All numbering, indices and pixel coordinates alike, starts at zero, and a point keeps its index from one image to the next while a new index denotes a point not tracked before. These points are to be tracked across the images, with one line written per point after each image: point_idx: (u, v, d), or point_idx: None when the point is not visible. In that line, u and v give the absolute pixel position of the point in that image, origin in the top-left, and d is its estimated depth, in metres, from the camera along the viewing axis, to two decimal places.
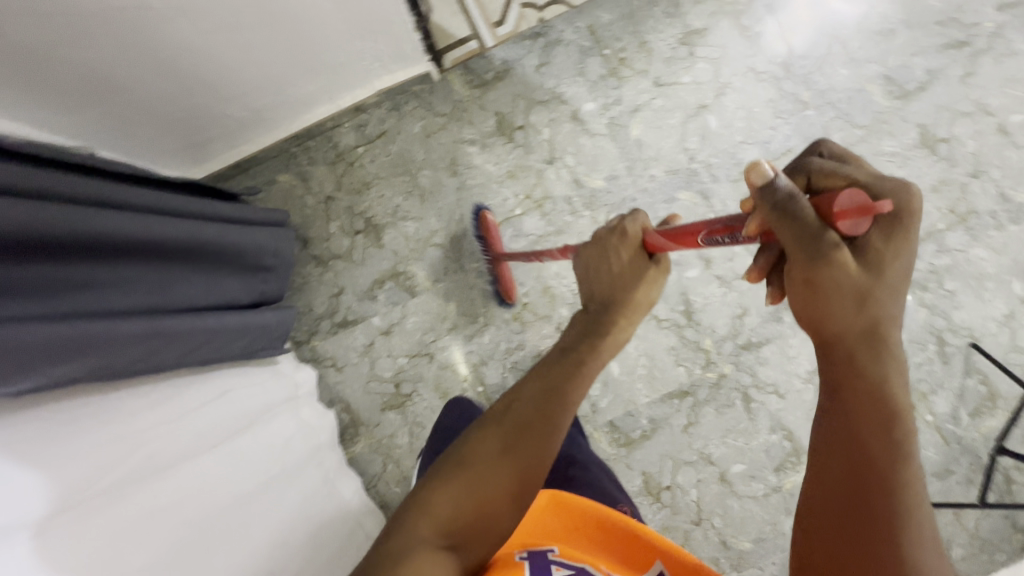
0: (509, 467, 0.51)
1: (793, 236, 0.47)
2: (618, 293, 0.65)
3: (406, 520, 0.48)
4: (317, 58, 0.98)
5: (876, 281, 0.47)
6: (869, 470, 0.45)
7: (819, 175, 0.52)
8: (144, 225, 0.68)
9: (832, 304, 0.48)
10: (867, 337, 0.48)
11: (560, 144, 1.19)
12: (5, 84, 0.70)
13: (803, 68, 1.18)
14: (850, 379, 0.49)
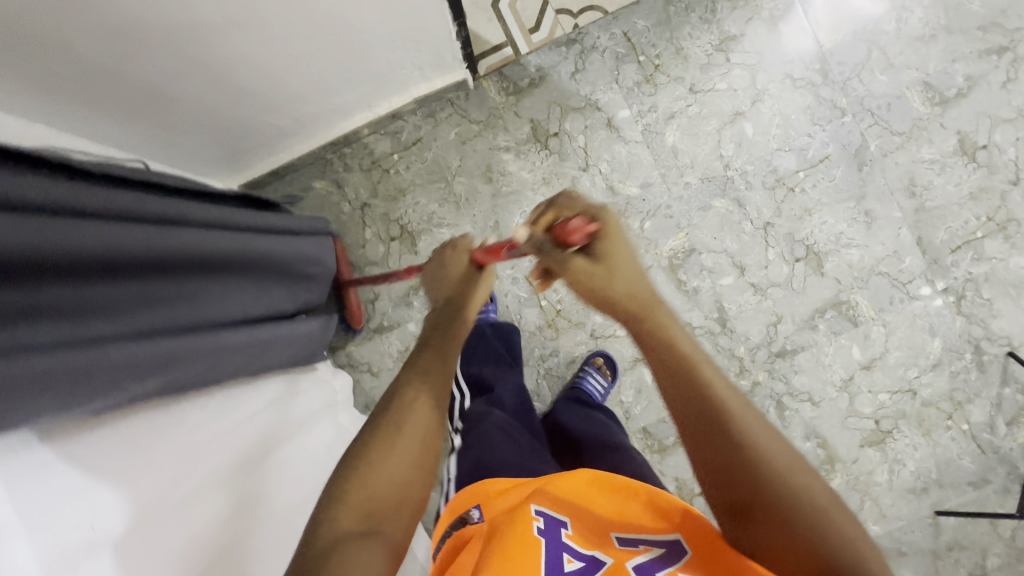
0: (409, 442, 0.58)
1: (557, 247, 0.70)
2: (458, 292, 0.78)
3: (325, 513, 0.51)
4: (359, 67, 0.98)
5: (618, 261, 0.69)
6: (707, 422, 0.54)
7: (563, 206, 0.74)
8: (208, 241, 0.70)
9: (593, 284, 0.68)
10: (633, 299, 0.66)
11: (595, 152, 1.20)
12: (66, 94, 0.72)
13: (841, 74, 1.17)
14: (660, 349, 0.61)
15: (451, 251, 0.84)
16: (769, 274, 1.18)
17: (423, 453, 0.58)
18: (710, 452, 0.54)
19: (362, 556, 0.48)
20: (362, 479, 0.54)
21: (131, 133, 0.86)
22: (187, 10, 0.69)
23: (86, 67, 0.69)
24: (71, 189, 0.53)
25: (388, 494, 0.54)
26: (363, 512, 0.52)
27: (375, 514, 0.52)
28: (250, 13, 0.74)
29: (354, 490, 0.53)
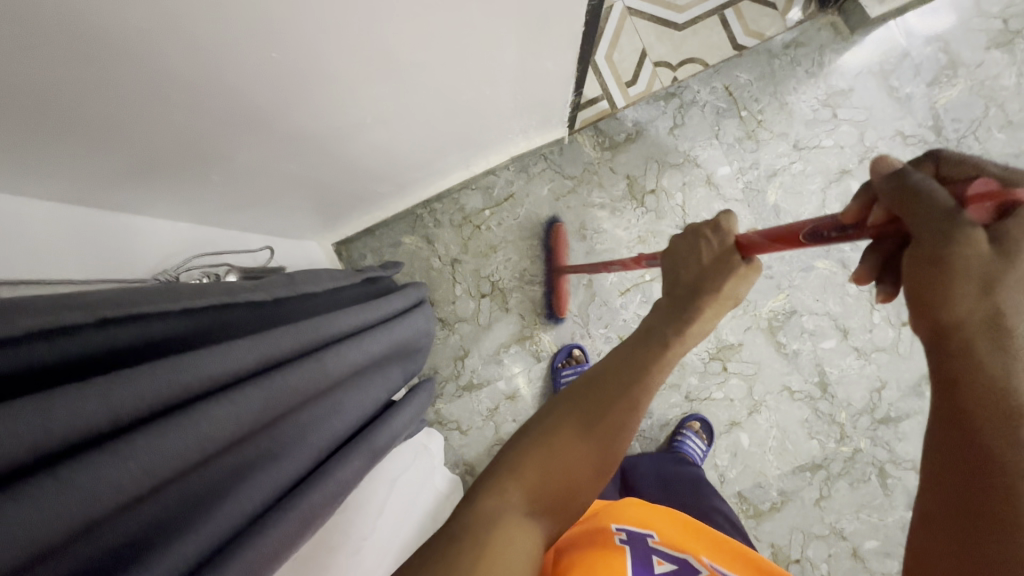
0: (600, 441, 0.47)
1: (921, 220, 0.37)
2: (708, 283, 0.54)
3: (490, 485, 0.45)
4: (477, 135, 0.97)
5: (1008, 268, 0.34)
6: (987, 479, 0.33)
7: (946, 160, 0.39)
8: (359, 351, 0.68)
9: (935, 294, 0.35)
10: (986, 333, 0.34)
11: (693, 209, 1.17)
12: (218, 196, 0.71)
13: (955, 132, 1.13)
14: (968, 366, 0.34)
15: (712, 234, 0.58)
16: (874, 338, 1.15)
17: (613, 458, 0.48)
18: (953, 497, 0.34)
19: (519, 554, 0.40)
20: (541, 465, 0.45)
21: (256, 220, 0.84)
22: (343, 114, 0.68)
23: (239, 173, 0.68)
24: (267, 341, 0.51)
25: (566, 479, 0.45)
26: (535, 487, 0.44)
27: (548, 498, 0.44)
28: (398, 110, 0.72)
29: (537, 468, 0.45)
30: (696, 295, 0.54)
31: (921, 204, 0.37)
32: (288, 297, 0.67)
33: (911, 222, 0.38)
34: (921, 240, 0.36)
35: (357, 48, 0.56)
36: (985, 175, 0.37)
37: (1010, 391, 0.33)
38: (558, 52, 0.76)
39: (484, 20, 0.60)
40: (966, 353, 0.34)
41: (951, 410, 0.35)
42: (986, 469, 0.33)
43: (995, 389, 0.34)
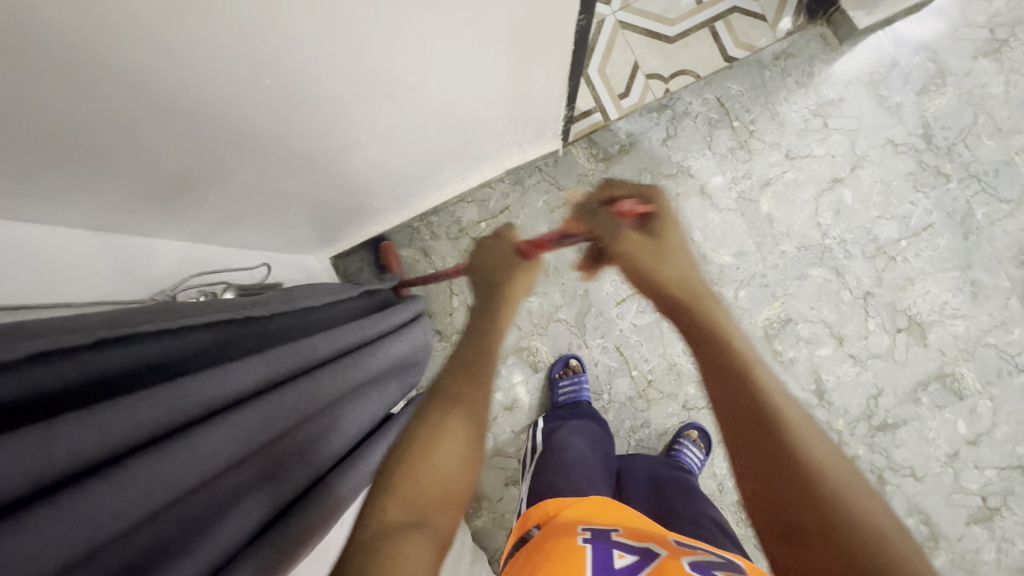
0: (455, 435, 0.50)
1: (605, 227, 0.66)
2: (503, 276, 0.68)
3: (373, 503, 0.46)
4: (472, 149, 0.98)
5: (659, 245, 0.61)
6: (766, 437, 0.44)
7: (613, 187, 0.68)
8: (357, 369, 0.68)
9: (639, 267, 0.60)
10: (689, 299, 0.55)
11: (687, 220, 1.18)
12: (215, 215, 0.71)
13: (945, 139, 1.14)
14: (716, 350, 0.49)
15: (495, 240, 0.74)
16: (869, 345, 1.15)
17: (478, 451, 0.51)
18: (751, 461, 0.44)
19: (413, 554, 0.42)
20: (417, 469, 0.48)
21: (254, 236, 0.85)
22: (339, 135, 0.69)
23: (237, 192, 0.69)
24: (265, 363, 0.51)
25: (434, 484, 0.47)
26: (406, 500, 0.46)
27: (420, 506, 0.46)
28: (392, 129, 0.73)
29: (403, 481, 0.47)
30: (499, 305, 0.64)
31: (603, 220, 0.66)
32: (286, 314, 0.68)
33: (614, 232, 0.65)
34: (612, 238, 0.64)
35: (351, 72, 0.57)
36: (627, 195, 0.66)
37: (742, 359, 0.48)
38: (550, 69, 0.77)
39: (477, 42, 0.62)
40: (687, 311, 0.54)
41: (720, 396, 0.47)
42: (762, 430, 0.44)
43: (740, 363, 0.48)
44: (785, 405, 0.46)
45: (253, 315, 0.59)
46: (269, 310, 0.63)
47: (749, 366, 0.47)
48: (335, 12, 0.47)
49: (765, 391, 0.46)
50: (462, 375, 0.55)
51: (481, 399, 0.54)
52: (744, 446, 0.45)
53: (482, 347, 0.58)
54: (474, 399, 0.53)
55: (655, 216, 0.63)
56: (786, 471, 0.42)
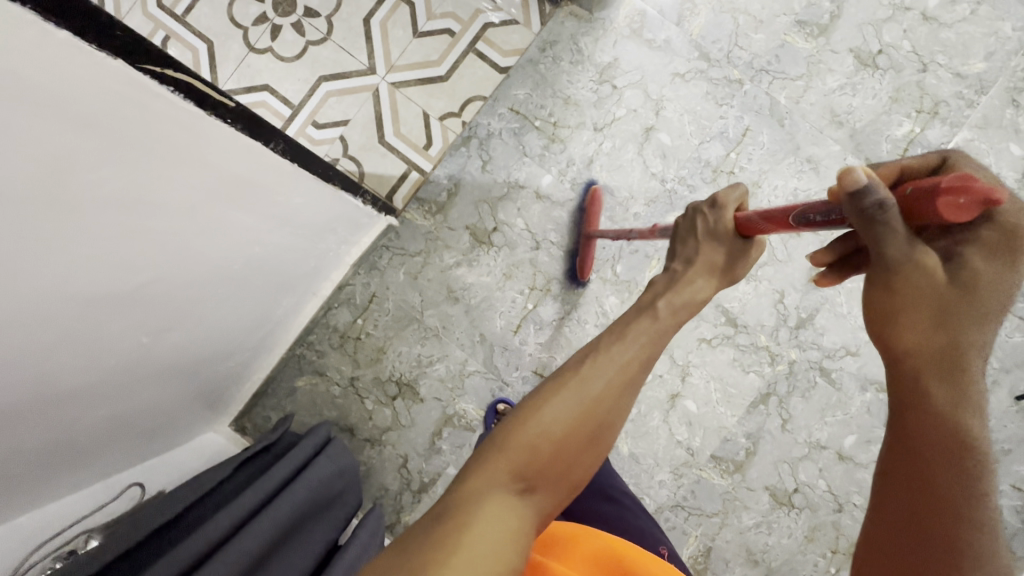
0: (582, 418, 0.51)
1: (869, 238, 0.47)
2: (704, 255, 0.66)
3: (491, 449, 0.49)
4: (296, 270, 0.98)
5: (961, 300, 0.46)
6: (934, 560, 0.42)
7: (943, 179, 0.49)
8: (230, 564, 0.65)
9: (916, 300, 0.47)
10: (941, 358, 0.47)
11: (539, 227, 1.19)
12: (45, 485, 0.67)
13: (721, 50, 1.19)
14: (940, 458, 0.45)
15: (714, 211, 0.67)
16: None
17: (598, 441, 0.52)
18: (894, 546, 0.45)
19: (504, 509, 0.45)
20: (530, 436, 0.49)
21: (108, 465, 0.79)
22: (120, 345, 0.64)
23: (43, 460, 0.63)
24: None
25: (557, 459, 0.49)
26: (517, 464, 0.48)
27: (531, 472, 0.48)
28: (172, 315, 0.70)
29: (525, 440, 0.49)
30: (687, 287, 0.64)
31: (872, 228, 0.46)
32: (129, 548, 0.63)
33: (891, 244, 0.46)
34: (879, 247, 0.46)
35: (66, 310, 0.52)
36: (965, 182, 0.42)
37: (971, 473, 0.43)
38: (293, 186, 0.78)
39: (183, 215, 0.60)
40: (925, 368, 0.47)
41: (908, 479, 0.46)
42: (935, 514, 0.43)
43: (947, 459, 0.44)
44: (997, 546, 0.41)
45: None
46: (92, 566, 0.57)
47: (972, 492, 0.43)
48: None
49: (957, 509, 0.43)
50: (595, 355, 0.57)
51: (609, 399, 0.53)
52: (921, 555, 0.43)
53: (622, 349, 0.58)
54: (609, 400, 0.53)
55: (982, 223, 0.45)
56: None
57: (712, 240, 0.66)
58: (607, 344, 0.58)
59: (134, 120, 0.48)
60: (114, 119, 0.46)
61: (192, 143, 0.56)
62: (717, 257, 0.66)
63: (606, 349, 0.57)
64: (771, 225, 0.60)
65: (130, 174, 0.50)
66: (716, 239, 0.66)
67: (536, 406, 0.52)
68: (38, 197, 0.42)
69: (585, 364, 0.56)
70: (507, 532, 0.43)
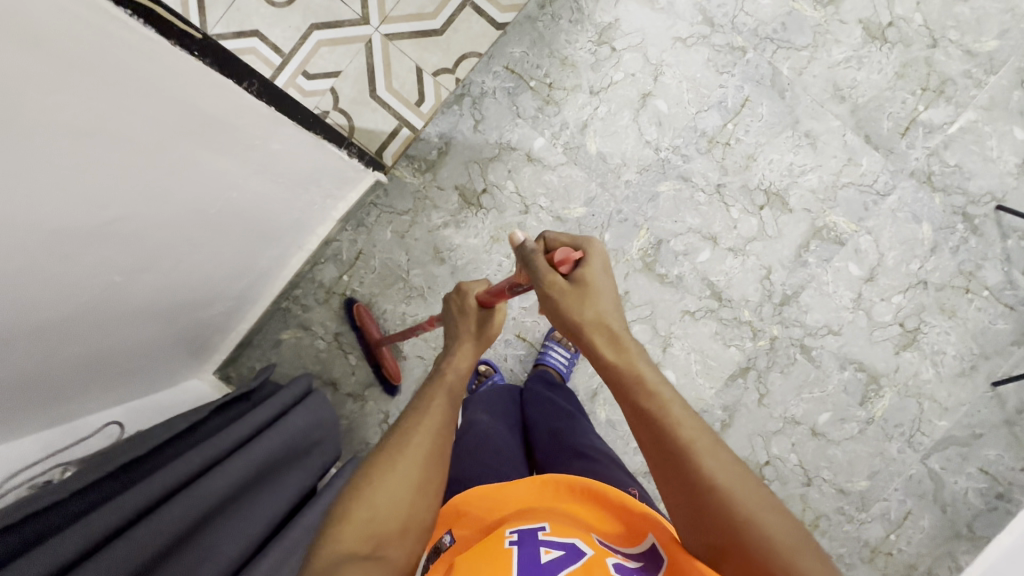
0: (406, 471, 0.52)
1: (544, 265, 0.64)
2: (461, 343, 0.70)
3: (329, 532, 0.48)
4: (280, 221, 0.98)
5: (577, 293, 0.63)
6: (691, 482, 0.50)
7: (553, 240, 0.67)
8: (201, 495, 0.67)
9: (563, 306, 0.63)
10: (604, 327, 0.61)
11: (528, 190, 1.18)
12: (25, 413, 0.69)
13: (725, 15, 1.15)
14: (635, 396, 0.56)
15: (458, 298, 0.74)
16: (741, 233, 1.16)
17: (430, 486, 0.53)
18: (683, 512, 0.50)
19: None
20: (367, 496, 0.50)
21: (87, 401, 0.81)
22: (91, 280, 0.64)
23: (18, 388, 0.64)
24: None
25: (394, 515, 0.50)
26: (365, 531, 0.48)
27: (376, 533, 0.49)
28: (146, 255, 0.71)
29: (356, 508, 0.49)
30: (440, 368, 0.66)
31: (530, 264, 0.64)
32: (103, 480, 0.64)
33: (534, 267, 0.64)
34: (536, 277, 0.64)
35: (29, 239, 0.52)
36: (563, 243, 0.65)
37: (654, 400, 0.55)
38: (271, 130, 0.78)
39: (150, 150, 0.60)
40: (596, 344, 0.61)
41: (671, 484, 0.52)
42: (667, 453, 0.52)
43: (688, 460, 0.51)
44: (703, 438, 0.52)
45: (35, 511, 0.55)
46: (62, 493, 0.58)
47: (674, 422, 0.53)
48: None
49: (693, 445, 0.51)
50: (399, 421, 0.58)
51: (421, 449, 0.55)
52: (673, 485, 0.51)
53: (417, 408, 0.59)
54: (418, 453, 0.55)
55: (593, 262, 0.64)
56: (709, 508, 0.48)
57: (461, 316, 0.73)
58: (419, 400, 0.60)
59: (93, 48, 0.48)
60: (71, 45, 0.45)
61: (155, 76, 0.56)
62: (472, 329, 0.71)
63: (418, 405, 0.60)
64: (497, 297, 0.72)
65: (83, 99, 0.48)
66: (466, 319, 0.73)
67: (352, 484, 0.52)
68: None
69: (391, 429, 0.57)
70: None
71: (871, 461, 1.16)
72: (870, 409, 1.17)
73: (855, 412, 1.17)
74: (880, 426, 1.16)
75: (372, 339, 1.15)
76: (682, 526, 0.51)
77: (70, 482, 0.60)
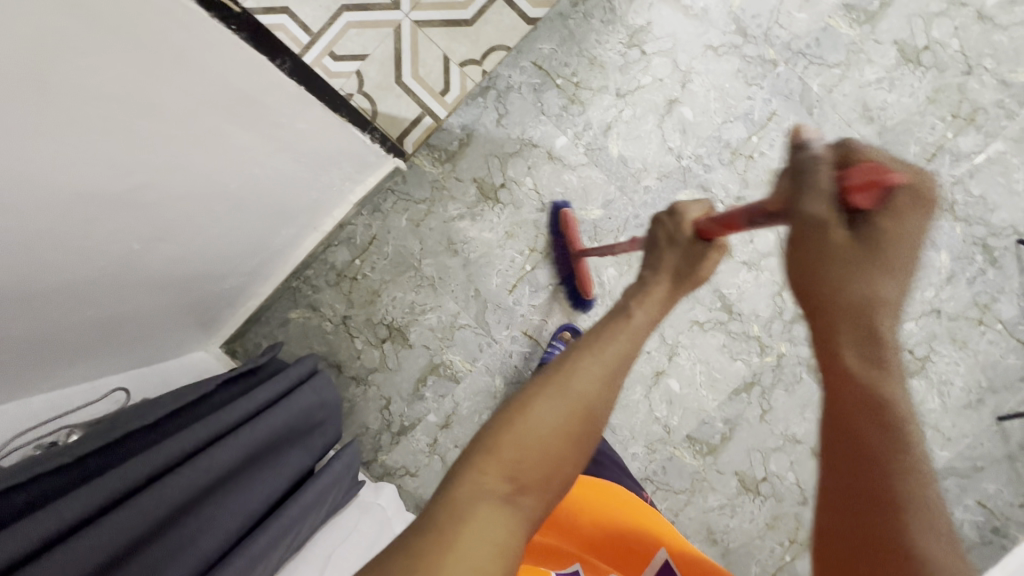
0: (548, 425, 0.56)
1: (828, 194, 0.51)
2: (636, 297, 0.71)
3: (478, 461, 0.53)
4: (297, 201, 0.98)
5: (864, 257, 0.50)
6: (879, 492, 0.41)
7: (846, 157, 0.53)
8: (206, 467, 0.67)
9: (813, 259, 0.53)
10: (863, 307, 0.49)
11: (547, 188, 1.17)
12: (34, 373, 0.70)
13: (759, 27, 1.14)
14: (849, 386, 0.47)
15: (672, 219, 0.76)
16: (757, 247, 1.16)
17: (578, 447, 0.56)
18: (841, 527, 0.42)
19: (496, 516, 0.49)
20: (513, 439, 0.54)
21: (95, 365, 0.81)
22: (110, 246, 0.64)
23: (29, 348, 0.64)
24: (3, 537, 0.47)
25: (540, 462, 0.54)
26: (506, 472, 0.52)
27: (519, 475, 0.52)
28: (166, 225, 0.71)
29: (508, 447, 0.54)
30: (615, 321, 0.68)
31: (811, 178, 0.52)
32: (108, 444, 0.64)
33: (808, 201, 0.52)
34: (795, 207, 0.53)
35: (54, 202, 0.52)
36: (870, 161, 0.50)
37: (882, 405, 0.45)
38: (298, 109, 0.78)
39: (179, 121, 0.60)
40: (832, 338, 0.50)
41: (848, 493, 0.43)
42: (867, 460, 0.43)
43: (882, 479, 0.42)
44: (928, 491, 0.41)
45: (41, 470, 0.56)
46: (68, 456, 0.58)
47: (892, 433, 0.44)
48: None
49: (906, 474, 0.42)
50: (557, 370, 0.61)
51: (582, 411, 0.57)
52: (840, 480, 0.44)
53: (588, 363, 0.61)
54: (579, 411, 0.57)
55: (902, 197, 0.50)
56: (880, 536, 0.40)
57: (670, 244, 0.76)
58: (589, 352, 0.63)
59: (133, 16, 0.48)
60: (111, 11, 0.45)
61: (191, 47, 0.56)
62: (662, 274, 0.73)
63: (581, 360, 0.62)
64: (721, 228, 0.70)
65: (116, 63, 0.48)
66: (676, 246, 0.75)
67: (507, 419, 0.56)
68: (28, 82, 0.42)
69: (558, 374, 0.60)
70: (497, 536, 0.47)
71: None
72: None
73: None
74: None
75: (574, 248, 1.12)
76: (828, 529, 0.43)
77: (77, 445, 0.61)
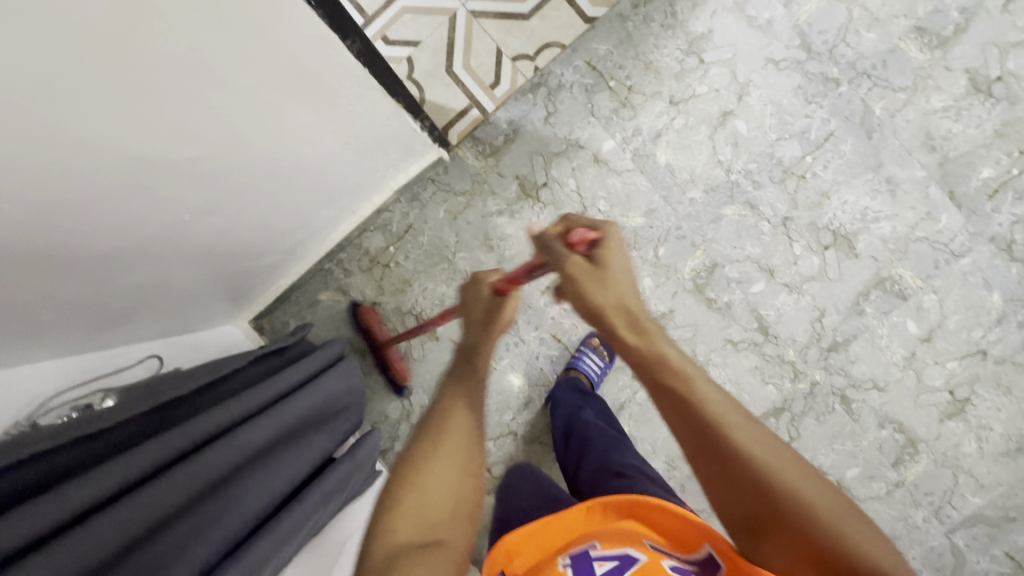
0: (449, 467, 0.56)
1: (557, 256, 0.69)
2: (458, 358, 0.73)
3: (383, 520, 0.51)
4: (342, 183, 0.97)
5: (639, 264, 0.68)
6: (724, 450, 0.51)
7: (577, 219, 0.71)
8: (238, 444, 0.67)
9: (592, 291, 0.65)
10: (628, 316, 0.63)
11: (589, 191, 1.15)
12: (76, 333, 0.70)
13: (824, 43, 1.10)
14: (679, 386, 0.55)
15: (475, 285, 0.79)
16: (801, 270, 1.12)
17: (476, 475, 0.57)
18: (724, 488, 0.51)
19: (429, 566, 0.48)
20: (416, 490, 0.53)
21: (131, 331, 0.81)
22: (162, 213, 0.63)
23: (73, 308, 0.64)
24: (46, 501, 0.47)
25: (444, 506, 0.53)
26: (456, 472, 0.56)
27: (430, 524, 0.51)
28: (217, 197, 0.70)
29: (407, 499, 0.53)
30: (448, 378, 0.69)
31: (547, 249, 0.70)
32: (144, 414, 0.64)
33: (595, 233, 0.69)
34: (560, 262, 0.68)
35: (117, 164, 0.51)
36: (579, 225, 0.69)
37: (699, 388, 0.55)
38: (358, 92, 0.77)
39: (245, 94, 0.59)
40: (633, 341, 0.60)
41: (716, 466, 0.51)
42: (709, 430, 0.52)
43: (727, 439, 0.51)
44: (750, 433, 0.52)
45: (82, 435, 0.56)
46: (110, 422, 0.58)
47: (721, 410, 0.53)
48: (23, 119, 0.40)
49: (737, 430, 0.52)
50: (436, 415, 0.62)
51: (469, 447, 0.59)
52: (706, 456, 0.52)
53: (453, 406, 0.63)
54: (466, 448, 0.58)
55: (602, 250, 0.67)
56: (761, 487, 0.49)
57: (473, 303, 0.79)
58: (448, 399, 0.64)
59: None
60: None
61: (267, 20, 0.55)
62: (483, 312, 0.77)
63: (449, 406, 0.63)
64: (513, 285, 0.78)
65: (192, 30, 0.48)
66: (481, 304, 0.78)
67: (404, 474, 0.55)
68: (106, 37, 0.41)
69: (439, 418, 0.61)
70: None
71: (894, 525, 1.11)
72: (902, 472, 1.12)
73: (886, 472, 1.12)
74: (910, 492, 1.12)
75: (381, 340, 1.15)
76: (717, 492, 0.51)
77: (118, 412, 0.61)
